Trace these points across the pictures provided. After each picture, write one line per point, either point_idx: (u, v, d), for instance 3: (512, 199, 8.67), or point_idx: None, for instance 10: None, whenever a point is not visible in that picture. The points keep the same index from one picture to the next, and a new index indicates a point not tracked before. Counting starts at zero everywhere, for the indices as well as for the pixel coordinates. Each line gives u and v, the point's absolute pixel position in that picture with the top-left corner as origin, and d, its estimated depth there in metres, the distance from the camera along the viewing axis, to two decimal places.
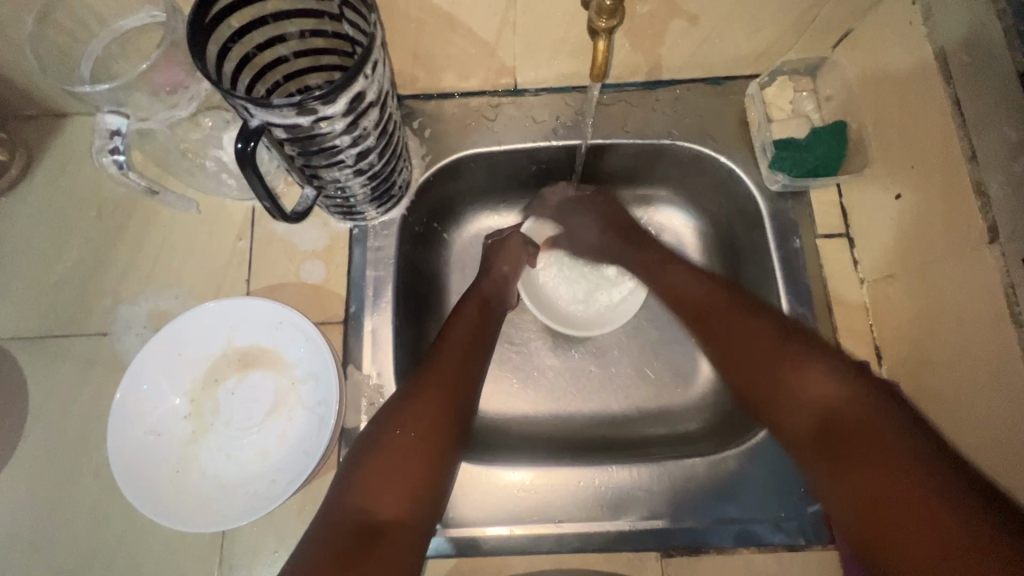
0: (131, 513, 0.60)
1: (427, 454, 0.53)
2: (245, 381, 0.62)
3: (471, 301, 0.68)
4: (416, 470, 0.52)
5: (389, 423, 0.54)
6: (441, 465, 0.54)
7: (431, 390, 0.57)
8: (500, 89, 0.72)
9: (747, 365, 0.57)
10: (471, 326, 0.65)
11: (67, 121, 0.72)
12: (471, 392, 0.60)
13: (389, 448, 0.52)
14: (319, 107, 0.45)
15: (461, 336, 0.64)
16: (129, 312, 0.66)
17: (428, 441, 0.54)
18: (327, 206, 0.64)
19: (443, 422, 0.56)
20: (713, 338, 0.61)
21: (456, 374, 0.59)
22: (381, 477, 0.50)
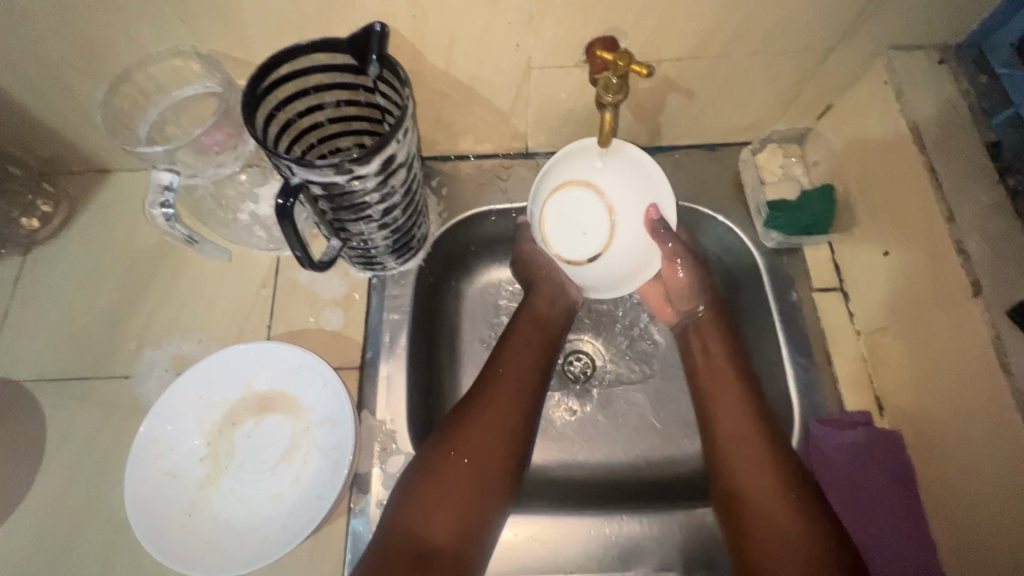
0: (141, 557, 0.59)
1: (490, 475, 0.57)
2: (261, 425, 0.63)
3: (524, 317, 0.69)
4: (477, 490, 0.56)
5: (445, 436, 0.59)
6: (497, 489, 0.58)
7: (493, 415, 0.60)
8: (513, 152, 0.79)
9: (756, 477, 0.57)
10: (530, 345, 0.66)
11: (111, 176, 0.78)
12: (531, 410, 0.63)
13: (446, 474, 0.56)
14: (354, 168, 0.50)
15: (520, 349, 0.66)
16: (153, 355, 0.69)
17: (486, 464, 0.58)
18: (349, 256, 0.68)
19: (503, 446, 0.59)
20: (727, 447, 0.61)
21: (516, 401, 0.62)
22: (438, 498, 0.55)
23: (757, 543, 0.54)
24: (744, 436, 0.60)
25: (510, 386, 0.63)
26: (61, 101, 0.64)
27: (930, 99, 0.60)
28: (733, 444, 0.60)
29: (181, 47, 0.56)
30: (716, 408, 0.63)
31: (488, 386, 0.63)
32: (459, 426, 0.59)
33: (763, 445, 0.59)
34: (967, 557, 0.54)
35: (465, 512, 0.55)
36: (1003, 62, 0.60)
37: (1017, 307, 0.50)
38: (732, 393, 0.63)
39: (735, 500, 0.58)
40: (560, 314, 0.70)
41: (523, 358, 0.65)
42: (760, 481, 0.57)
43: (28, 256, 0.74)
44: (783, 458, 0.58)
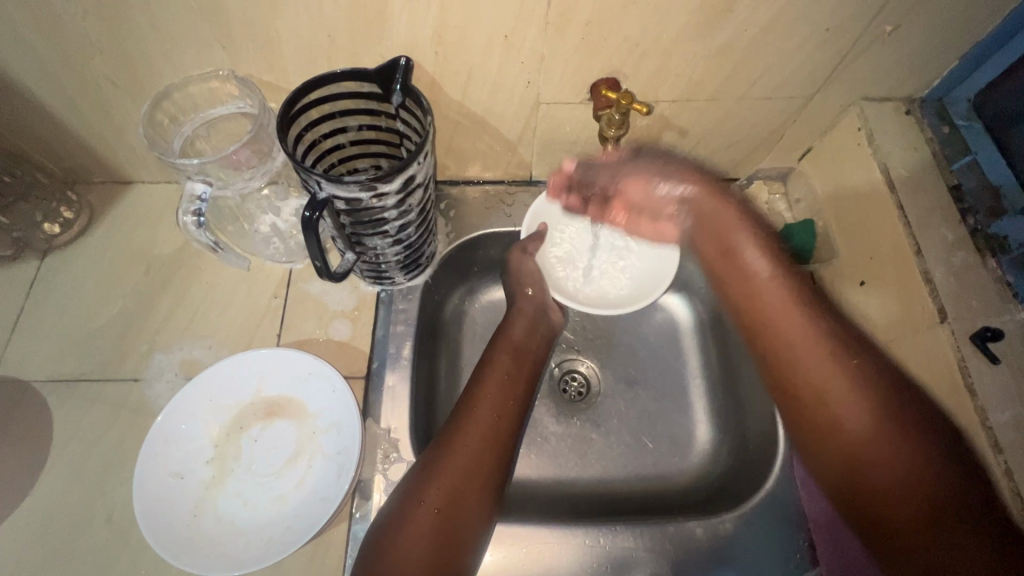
0: (141, 558, 0.60)
1: (455, 518, 0.57)
2: (269, 429, 0.65)
3: (503, 350, 0.70)
4: (442, 535, 0.56)
5: (418, 482, 0.58)
6: (465, 535, 0.57)
7: (461, 456, 0.60)
8: (517, 179, 0.84)
9: (858, 440, 0.52)
10: (502, 387, 0.67)
11: (135, 187, 0.82)
12: (504, 447, 0.63)
13: (419, 520, 0.56)
14: (378, 185, 0.54)
15: (494, 389, 0.66)
16: (164, 359, 0.71)
17: (452, 507, 0.57)
18: (361, 269, 0.72)
19: (473, 482, 0.59)
20: (825, 402, 0.55)
21: (484, 444, 0.61)
22: (413, 546, 0.54)
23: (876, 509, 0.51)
24: (843, 393, 0.54)
25: (484, 426, 0.62)
26: (96, 115, 0.68)
27: (898, 144, 0.67)
28: (804, 408, 0.56)
29: (220, 70, 0.61)
30: (837, 412, 0.54)
31: (461, 425, 0.63)
32: (433, 471, 0.59)
33: (898, 447, 0.50)
34: None
35: (440, 558, 0.55)
36: (962, 116, 0.67)
37: (979, 332, 0.55)
38: (839, 387, 0.54)
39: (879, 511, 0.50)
40: (536, 343, 0.73)
41: (491, 401, 0.65)
42: (893, 492, 0.50)
43: (47, 260, 0.77)
44: (891, 422, 0.51)
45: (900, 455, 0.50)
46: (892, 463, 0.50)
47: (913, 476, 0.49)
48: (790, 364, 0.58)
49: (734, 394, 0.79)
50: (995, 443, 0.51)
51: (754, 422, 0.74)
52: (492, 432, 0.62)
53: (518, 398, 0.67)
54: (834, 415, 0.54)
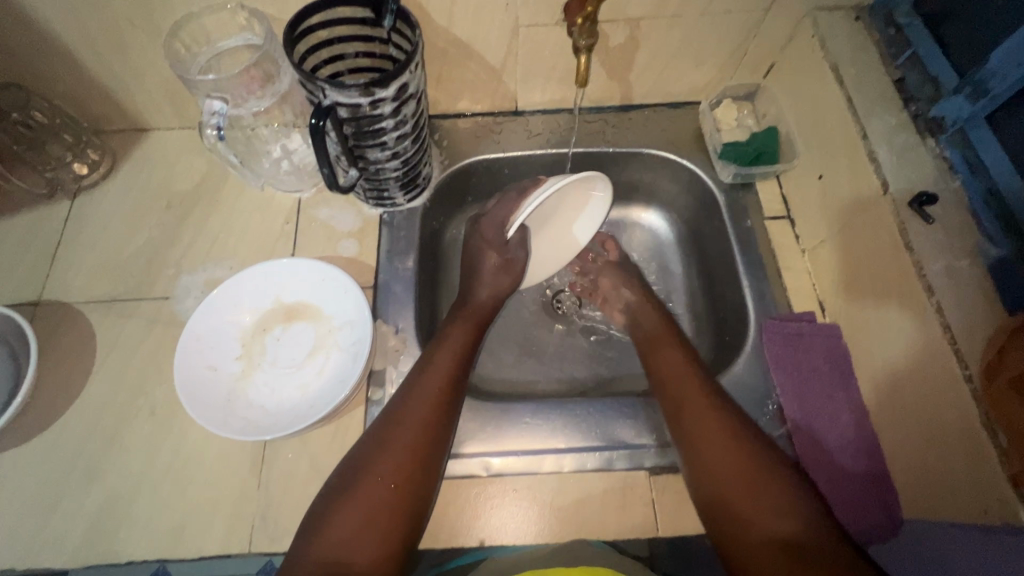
0: (182, 443, 0.67)
1: (410, 492, 0.57)
2: (289, 330, 0.72)
3: (462, 317, 0.74)
4: (417, 454, 0.59)
5: (390, 414, 0.62)
6: (435, 452, 0.61)
7: (409, 425, 0.61)
8: (503, 111, 0.90)
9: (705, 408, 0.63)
10: (455, 365, 0.67)
11: (152, 133, 0.89)
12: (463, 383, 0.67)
13: (395, 442, 0.59)
14: (375, 91, 0.61)
15: (457, 337, 0.71)
16: (190, 279, 0.78)
17: (409, 484, 0.57)
18: (364, 189, 0.78)
19: (439, 410, 0.63)
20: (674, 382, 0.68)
21: (447, 378, 0.65)
22: (386, 463, 0.58)
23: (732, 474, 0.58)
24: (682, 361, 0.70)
25: (448, 365, 0.67)
26: (115, 56, 0.75)
27: (848, 47, 0.73)
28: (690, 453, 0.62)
29: (228, 3, 0.68)
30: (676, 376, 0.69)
31: (427, 365, 0.67)
32: (402, 404, 0.62)
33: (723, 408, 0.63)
34: (891, 412, 0.64)
35: (413, 473, 0.58)
36: (905, 14, 0.73)
37: (916, 197, 0.61)
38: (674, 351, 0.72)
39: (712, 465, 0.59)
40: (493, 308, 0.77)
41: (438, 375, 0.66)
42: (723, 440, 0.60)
43: (76, 200, 0.84)
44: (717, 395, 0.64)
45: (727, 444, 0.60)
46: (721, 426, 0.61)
47: (749, 458, 0.58)
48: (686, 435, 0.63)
49: (711, 296, 0.86)
50: (929, 287, 0.58)
51: (728, 315, 0.81)
52: (441, 405, 0.63)
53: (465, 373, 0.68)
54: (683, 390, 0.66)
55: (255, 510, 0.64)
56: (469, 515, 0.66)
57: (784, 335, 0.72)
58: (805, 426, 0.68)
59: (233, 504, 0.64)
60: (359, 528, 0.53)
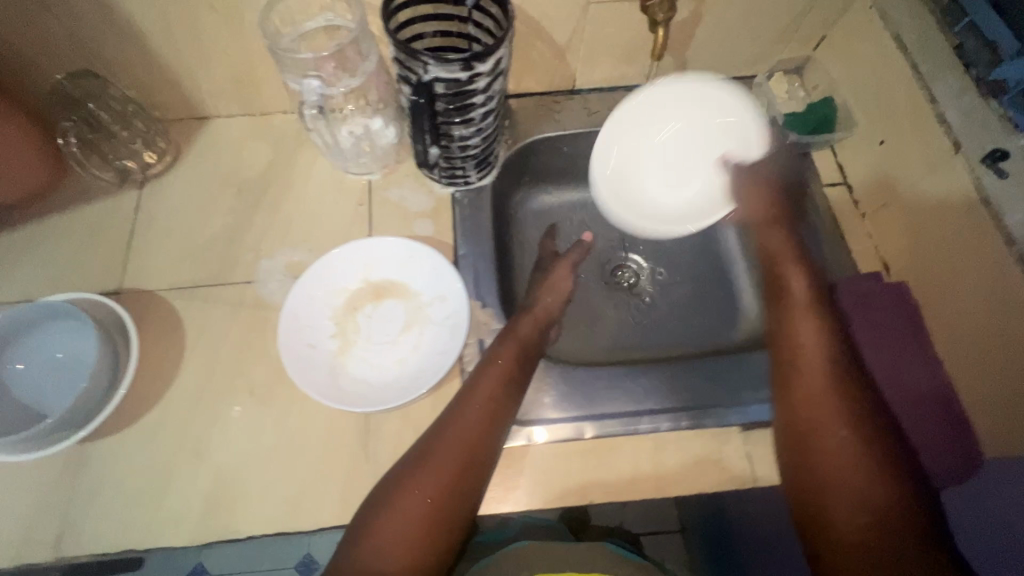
0: (285, 421, 0.69)
1: (446, 507, 0.59)
2: (380, 307, 0.73)
3: (509, 339, 0.71)
4: (451, 480, 0.60)
5: (427, 434, 0.63)
6: (473, 477, 0.60)
7: (446, 448, 0.61)
8: (561, 90, 0.92)
9: (831, 413, 0.63)
10: (496, 380, 0.66)
11: (213, 121, 0.89)
12: (506, 409, 0.65)
13: (431, 465, 0.60)
14: (476, 65, 0.62)
15: (502, 360, 0.68)
16: (270, 263, 0.79)
17: (442, 509, 0.58)
18: (439, 168, 0.79)
19: (477, 435, 0.62)
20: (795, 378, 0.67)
21: (487, 403, 0.64)
22: (416, 487, 0.59)
23: (854, 486, 0.59)
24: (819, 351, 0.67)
25: (487, 388, 0.66)
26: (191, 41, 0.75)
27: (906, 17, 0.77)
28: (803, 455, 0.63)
29: None
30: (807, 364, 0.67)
31: (470, 387, 0.66)
32: (439, 428, 0.63)
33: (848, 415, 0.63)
34: (969, 360, 0.67)
35: (447, 497, 0.59)
36: None
37: (989, 154, 0.65)
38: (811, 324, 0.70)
39: (830, 473, 0.60)
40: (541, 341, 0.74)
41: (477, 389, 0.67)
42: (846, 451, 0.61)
43: (144, 189, 0.83)
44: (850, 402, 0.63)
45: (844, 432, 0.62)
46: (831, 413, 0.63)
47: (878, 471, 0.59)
48: (810, 435, 0.63)
49: None
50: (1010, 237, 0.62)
51: None
52: (479, 430, 0.62)
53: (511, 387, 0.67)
54: (808, 388, 0.65)
55: (367, 482, 0.66)
56: (575, 479, 0.67)
57: (857, 295, 0.76)
58: (888, 377, 0.71)
59: (346, 477, 0.66)
60: (385, 547, 0.56)
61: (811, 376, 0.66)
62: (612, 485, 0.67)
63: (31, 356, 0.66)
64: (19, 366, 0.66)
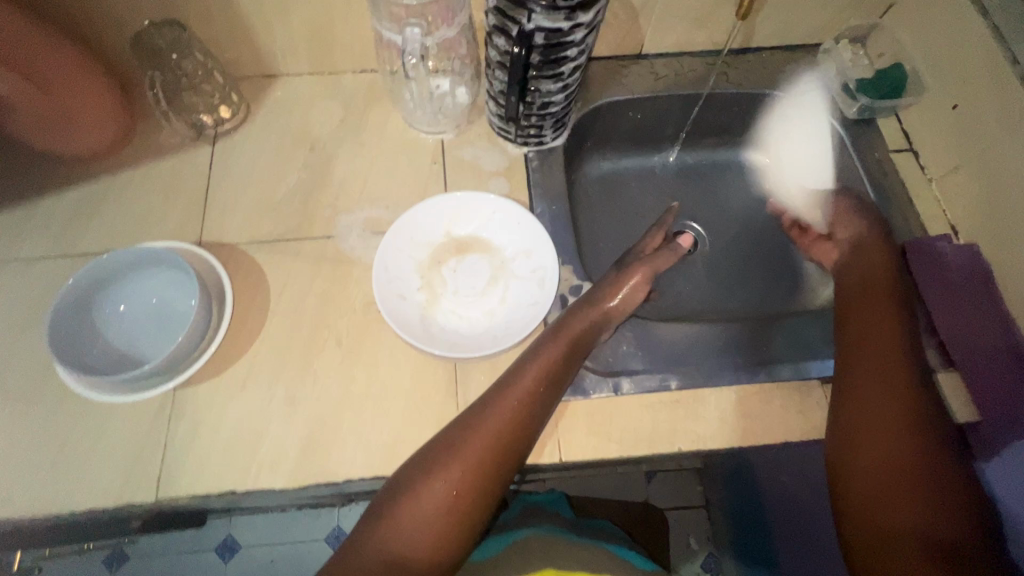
0: (375, 371, 0.69)
1: (463, 509, 0.58)
2: (464, 262, 0.75)
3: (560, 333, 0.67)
4: (477, 474, 0.59)
5: (461, 424, 0.62)
6: (497, 473, 0.60)
7: (474, 442, 0.60)
8: (627, 55, 0.92)
9: (882, 402, 0.64)
10: (539, 376, 0.64)
11: (282, 80, 0.89)
12: (543, 408, 0.63)
13: (461, 458, 0.59)
14: (578, 16, 0.62)
15: (549, 358, 0.65)
16: (349, 219, 0.79)
17: (463, 502, 0.58)
18: (517, 125, 0.80)
19: (508, 433, 0.61)
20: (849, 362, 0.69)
21: (527, 400, 0.62)
22: (442, 479, 0.58)
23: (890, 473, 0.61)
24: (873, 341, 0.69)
25: (529, 384, 0.63)
26: None
27: None
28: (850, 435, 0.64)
29: None
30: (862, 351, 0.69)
31: (512, 382, 0.64)
32: (475, 420, 0.61)
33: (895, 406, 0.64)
34: None
35: (467, 491, 0.58)
36: None
37: None
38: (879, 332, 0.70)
39: (867, 458, 0.62)
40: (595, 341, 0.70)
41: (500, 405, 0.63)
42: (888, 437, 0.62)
43: (217, 145, 0.83)
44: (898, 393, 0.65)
45: (907, 448, 0.62)
46: (892, 422, 0.63)
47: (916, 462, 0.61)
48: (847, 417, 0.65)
49: None
50: None
51: None
52: (514, 428, 0.61)
53: (545, 395, 0.63)
54: (859, 372, 0.67)
55: None
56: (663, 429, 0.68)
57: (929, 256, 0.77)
58: (958, 338, 0.72)
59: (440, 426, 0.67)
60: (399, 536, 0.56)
61: (861, 357, 0.68)
62: (702, 436, 0.68)
63: (138, 296, 0.69)
64: (125, 307, 0.68)
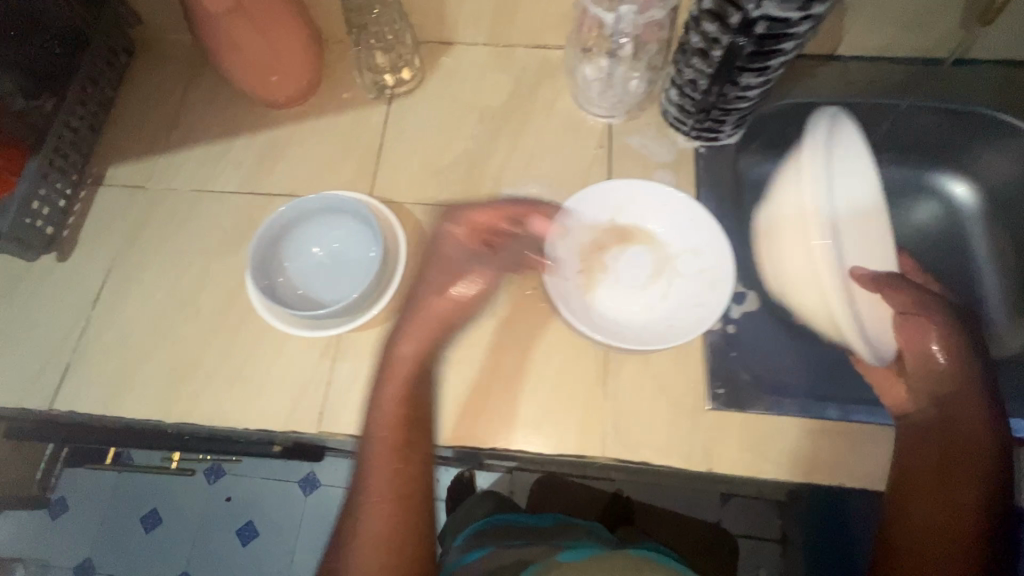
0: (527, 345, 0.70)
1: (401, 547, 0.58)
2: (625, 252, 0.73)
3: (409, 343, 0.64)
4: (398, 509, 0.60)
5: (361, 459, 0.62)
6: (413, 507, 0.60)
7: (383, 483, 0.60)
8: (817, 54, 0.86)
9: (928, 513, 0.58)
10: (397, 399, 0.62)
11: (457, 47, 0.90)
12: (420, 435, 0.62)
13: (381, 496, 0.60)
14: (812, 7, 0.57)
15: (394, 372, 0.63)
16: (511, 192, 0.80)
17: (399, 542, 0.59)
18: (697, 117, 0.77)
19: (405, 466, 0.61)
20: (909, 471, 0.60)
21: (399, 430, 0.61)
22: (375, 518, 0.59)
23: None
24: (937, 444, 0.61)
25: (388, 411, 0.62)
26: None
27: None
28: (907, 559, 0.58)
29: None
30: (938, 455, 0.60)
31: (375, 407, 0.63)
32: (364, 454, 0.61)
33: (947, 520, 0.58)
34: None
35: (398, 531, 0.59)
36: None
37: None
38: (978, 413, 0.60)
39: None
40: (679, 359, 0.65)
41: (422, 415, 0.64)
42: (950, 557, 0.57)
43: (392, 105, 0.86)
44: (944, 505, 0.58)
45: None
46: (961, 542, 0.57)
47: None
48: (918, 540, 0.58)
49: None
50: None
51: None
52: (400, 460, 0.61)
53: (409, 422, 0.62)
54: (936, 489, 0.59)
55: (607, 420, 0.66)
56: (828, 458, 0.63)
57: None
58: None
59: (586, 412, 0.67)
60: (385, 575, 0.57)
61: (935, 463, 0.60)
62: (866, 475, 0.63)
63: (328, 241, 0.73)
64: (317, 250, 0.73)
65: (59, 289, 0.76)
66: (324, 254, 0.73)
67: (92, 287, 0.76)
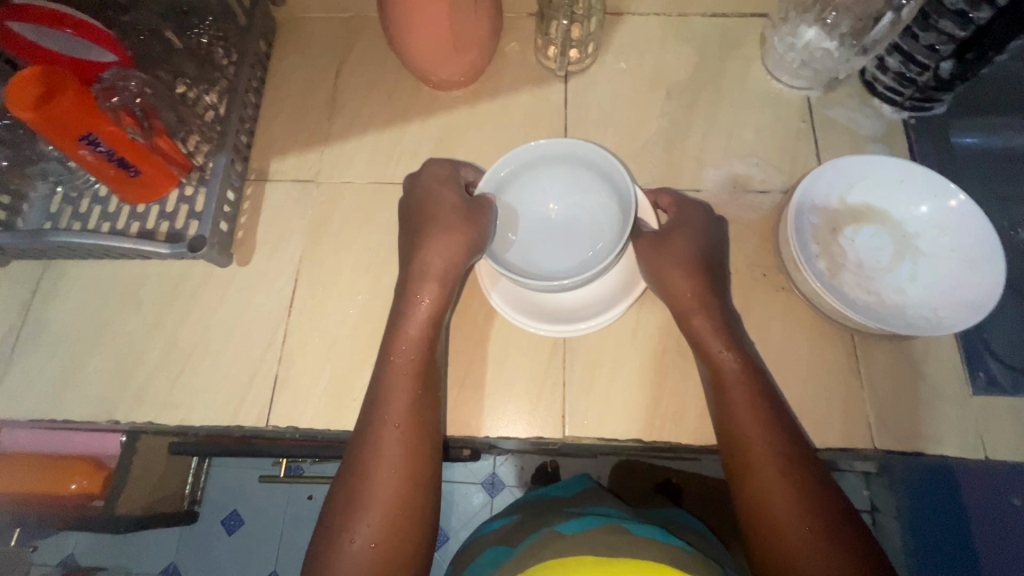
0: (768, 337, 0.66)
1: (405, 521, 0.51)
2: (862, 232, 0.68)
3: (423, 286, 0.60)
4: (410, 478, 0.52)
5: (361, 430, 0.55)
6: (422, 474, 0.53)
7: (389, 441, 0.54)
8: None
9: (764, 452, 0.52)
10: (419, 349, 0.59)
11: (629, 18, 0.84)
12: (429, 395, 0.58)
13: (378, 463, 0.52)
14: None
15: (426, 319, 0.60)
16: (715, 173, 0.75)
17: (399, 518, 0.51)
18: (921, 86, 0.72)
19: (412, 426, 0.55)
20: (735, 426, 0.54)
21: (410, 389, 0.56)
22: (381, 491, 0.51)
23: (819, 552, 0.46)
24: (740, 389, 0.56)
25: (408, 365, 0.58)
26: None
27: None
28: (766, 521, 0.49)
29: None
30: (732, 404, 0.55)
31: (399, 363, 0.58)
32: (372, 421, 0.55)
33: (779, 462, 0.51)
34: None
35: (399, 505, 0.51)
36: None
37: None
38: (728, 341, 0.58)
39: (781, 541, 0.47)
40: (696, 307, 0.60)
41: (423, 377, 0.58)
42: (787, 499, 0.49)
43: (569, 83, 0.80)
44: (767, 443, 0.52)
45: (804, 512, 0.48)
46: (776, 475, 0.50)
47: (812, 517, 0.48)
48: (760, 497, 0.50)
49: None
50: None
51: None
52: (410, 422, 0.55)
53: (420, 379, 0.57)
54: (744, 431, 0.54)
55: (866, 411, 0.63)
56: None
57: None
58: None
59: (842, 403, 0.64)
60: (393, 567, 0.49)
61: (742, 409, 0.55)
62: None
63: (565, 196, 0.68)
64: (553, 208, 0.68)
65: (249, 295, 0.70)
66: (561, 212, 0.68)
67: (284, 291, 0.70)
